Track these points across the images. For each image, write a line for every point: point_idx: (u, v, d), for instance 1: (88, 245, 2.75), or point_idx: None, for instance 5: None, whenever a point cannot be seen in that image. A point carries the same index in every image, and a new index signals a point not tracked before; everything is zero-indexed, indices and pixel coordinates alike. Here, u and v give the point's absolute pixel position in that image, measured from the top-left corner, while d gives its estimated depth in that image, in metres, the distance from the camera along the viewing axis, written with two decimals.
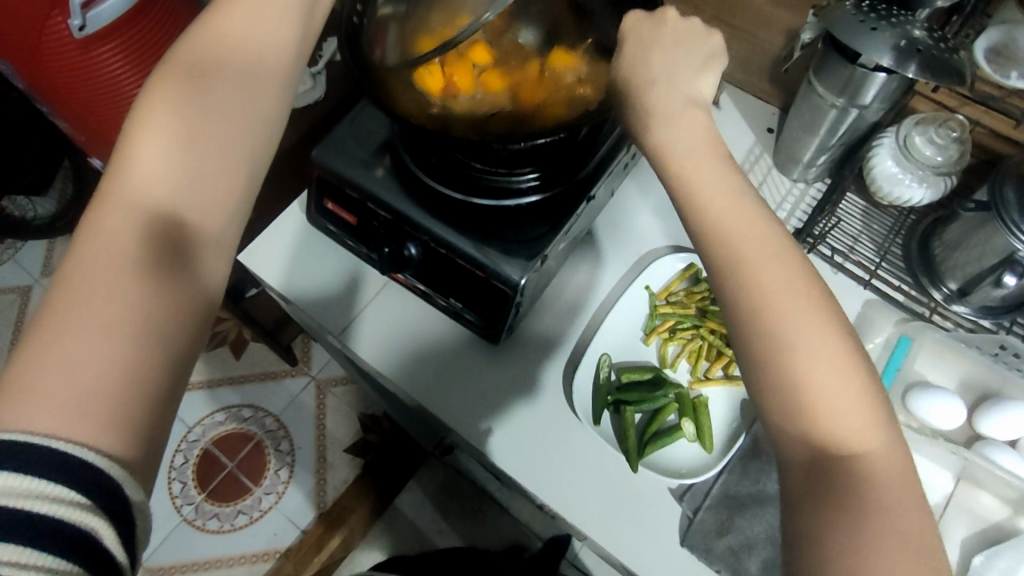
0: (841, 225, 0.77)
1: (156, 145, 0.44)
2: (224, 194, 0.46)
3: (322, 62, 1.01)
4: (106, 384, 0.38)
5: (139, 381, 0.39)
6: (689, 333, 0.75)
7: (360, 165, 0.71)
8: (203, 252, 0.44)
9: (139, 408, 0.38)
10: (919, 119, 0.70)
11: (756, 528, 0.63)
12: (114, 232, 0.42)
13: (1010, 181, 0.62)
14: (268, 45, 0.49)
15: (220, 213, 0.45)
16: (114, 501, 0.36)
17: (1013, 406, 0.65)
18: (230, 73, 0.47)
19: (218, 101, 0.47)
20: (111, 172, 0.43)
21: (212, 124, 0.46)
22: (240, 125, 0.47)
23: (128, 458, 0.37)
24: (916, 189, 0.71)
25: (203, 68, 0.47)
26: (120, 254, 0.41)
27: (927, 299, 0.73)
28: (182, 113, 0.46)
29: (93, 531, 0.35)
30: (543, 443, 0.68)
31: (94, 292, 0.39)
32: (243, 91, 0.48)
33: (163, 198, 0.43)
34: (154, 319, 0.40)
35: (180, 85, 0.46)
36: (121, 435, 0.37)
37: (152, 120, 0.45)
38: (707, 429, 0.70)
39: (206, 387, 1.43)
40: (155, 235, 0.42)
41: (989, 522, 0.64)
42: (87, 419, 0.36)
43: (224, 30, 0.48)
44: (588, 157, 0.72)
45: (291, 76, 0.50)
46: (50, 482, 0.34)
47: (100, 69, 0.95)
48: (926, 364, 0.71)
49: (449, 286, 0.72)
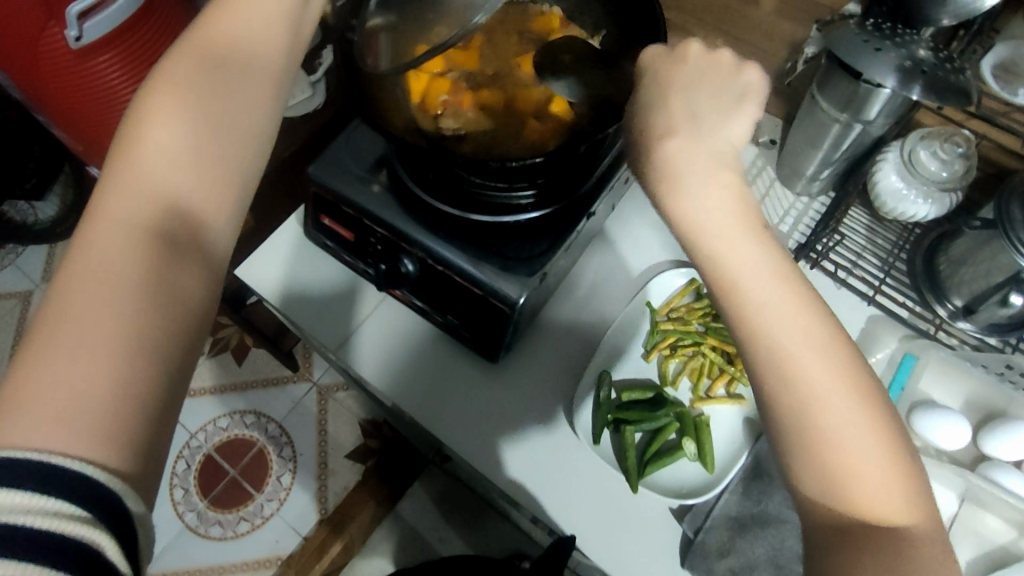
0: (845, 241, 0.77)
1: (153, 158, 0.44)
2: (216, 205, 0.46)
3: (320, 70, 1.00)
4: (102, 401, 0.37)
5: (137, 393, 0.38)
6: (690, 350, 0.74)
7: (357, 181, 0.71)
8: (197, 264, 0.44)
9: (137, 421, 0.38)
10: (926, 133, 0.70)
11: (758, 549, 0.63)
12: (109, 247, 0.41)
13: (1017, 199, 0.61)
14: (259, 54, 0.50)
15: (210, 224, 0.45)
16: (115, 514, 0.36)
17: (1017, 428, 0.64)
18: (220, 88, 0.47)
19: (212, 114, 0.47)
20: (109, 187, 0.43)
21: (204, 138, 0.46)
22: (231, 138, 0.47)
23: (128, 472, 0.37)
24: (922, 205, 0.71)
25: (197, 80, 0.47)
26: (117, 269, 0.40)
27: (932, 315, 0.73)
28: (181, 125, 0.45)
29: (94, 543, 0.35)
30: (550, 460, 0.68)
31: (86, 308, 0.39)
32: (236, 104, 0.48)
33: (158, 212, 0.43)
34: (150, 329, 0.40)
35: (172, 97, 0.46)
36: (121, 450, 0.37)
37: (144, 133, 0.44)
38: (709, 448, 0.68)
39: (216, 392, 1.43)
40: (152, 250, 0.42)
41: (993, 544, 0.64)
42: (84, 436, 0.36)
43: (213, 46, 0.48)
44: (590, 171, 0.72)
45: (282, 86, 0.51)
46: (47, 497, 0.34)
47: (97, 78, 0.95)
48: (932, 384, 0.70)
49: (447, 303, 0.71)
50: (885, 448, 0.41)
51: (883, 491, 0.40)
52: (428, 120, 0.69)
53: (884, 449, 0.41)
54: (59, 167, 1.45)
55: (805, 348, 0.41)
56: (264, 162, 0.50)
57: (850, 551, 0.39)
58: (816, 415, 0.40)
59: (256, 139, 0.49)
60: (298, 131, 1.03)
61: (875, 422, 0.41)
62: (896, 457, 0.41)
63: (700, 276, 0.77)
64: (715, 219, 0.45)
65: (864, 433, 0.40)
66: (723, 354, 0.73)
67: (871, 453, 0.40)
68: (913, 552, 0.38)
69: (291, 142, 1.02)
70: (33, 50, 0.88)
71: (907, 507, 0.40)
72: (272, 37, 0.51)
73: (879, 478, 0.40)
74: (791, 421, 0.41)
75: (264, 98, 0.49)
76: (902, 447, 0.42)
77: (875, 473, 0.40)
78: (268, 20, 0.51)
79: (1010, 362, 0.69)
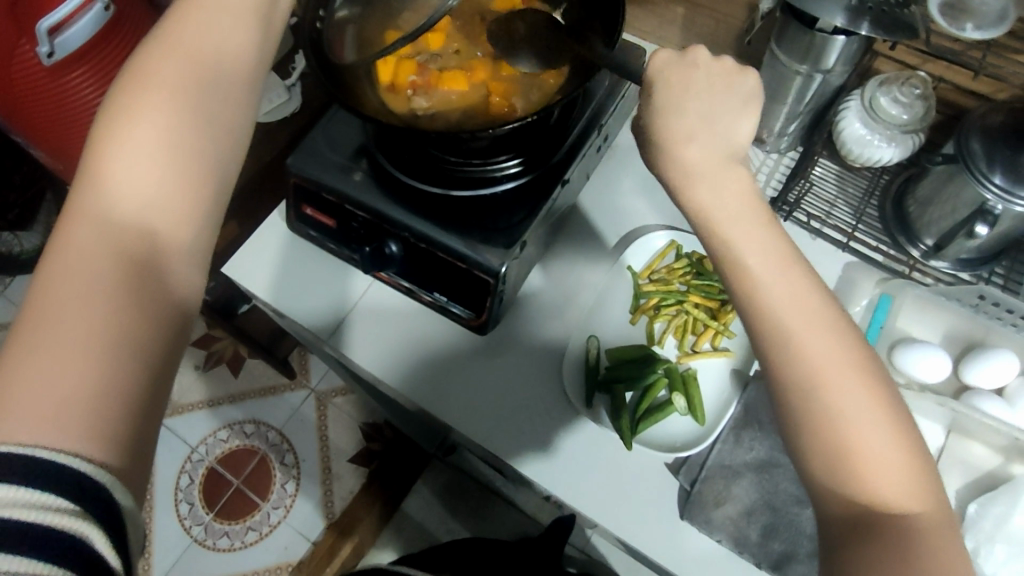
0: (816, 191, 0.78)
1: (125, 156, 0.43)
2: (193, 200, 0.45)
3: (296, 74, 1.03)
4: (85, 397, 0.37)
5: (120, 389, 0.38)
6: (673, 309, 0.75)
7: (338, 170, 0.72)
8: (173, 264, 0.43)
9: (122, 416, 0.37)
10: (885, 78, 0.71)
11: (752, 493, 0.65)
12: (86, 246, 0.40)
13: (975, 134, 0.63)
14: (229, 51, 0.49)
15: (187, 222, 0.44)
16: (103, 507, 0.35)
17: (993, 355, 0.67)
18: (191, 84, 0.47)
19: (182, 109, 0.46)
20: (81, 188, 0.42)
21: (178, 136, 0.45)
22: (204, 134, 0.46)
23: (116, 466, 0.36)
24: (886, 149, 0.73)
25: (166, 76, 0.46)
26: (95, 266, 0.40)
27: (905, 257, 0.74)
28: (156, 120, 0.45)
29: (83, 537, 0.34)
30: (546, 427, 0.70)
31: (67, 305, 0.38)
32: (212, 99, 0.47)
33: (133, 209, 0.42)
34: (131, 328, 0.39)
35: (143, 97, 0.45)
36: (107, 443, 0.36)
37: (115, 133, 0.44)
38: (698, 402, 0.70)
39: (208, 406, 1.43)
40: (131, 249, 0.41)
41: (982, 471, 0.65)
42: (71, 431, 0.35)
43: (180, 46, 0.48)
44: (561, 140, 0.73)
45: (255, 78, 0.51)
46: (38, 490, 0.33)
47: (72, 93, 0.96)
48: (910, 321, 0.72)
49: (434, 280, 0.72)
50: (860, 371, 0.42)
51: (874, 435, 0.40)
52: (393, 105, 0.70)
53: (872, 392, 0.41)
54: (41, 196, 1.45)
55: (762, 284, 0.43)
56: (239, 157, 0.49)
57: (831, 467, 0.40)
58: (789, 343, 0.42)
59: (231, 135, 0.48)
60: (277, 135, 1.05)
61: (859, 362, 0.42)
62: (877, 385, 0.42)
63: (680, 238, 0.78)
64: (695, 181, 0.47)
65: (843, 364, 0.41)
66: (706, 310, 0.75)
67: (846, 373, 0.41)
68: (884, 464, 0.40)
69: (271, 147, 1.04)
70: (6, 67, 0.89)
71: (892, 430, 0.40)
72: (236, 35, 0.50)
73: (870, 419, 0.40)
74: (773, 356, 0.42)
75: (233, 93, 0.49)
76: (881, 368, 0.43)
77: (864, 420, 0.40)
78: (234, 19, 0.50)
79: (984, 292, 0.69)
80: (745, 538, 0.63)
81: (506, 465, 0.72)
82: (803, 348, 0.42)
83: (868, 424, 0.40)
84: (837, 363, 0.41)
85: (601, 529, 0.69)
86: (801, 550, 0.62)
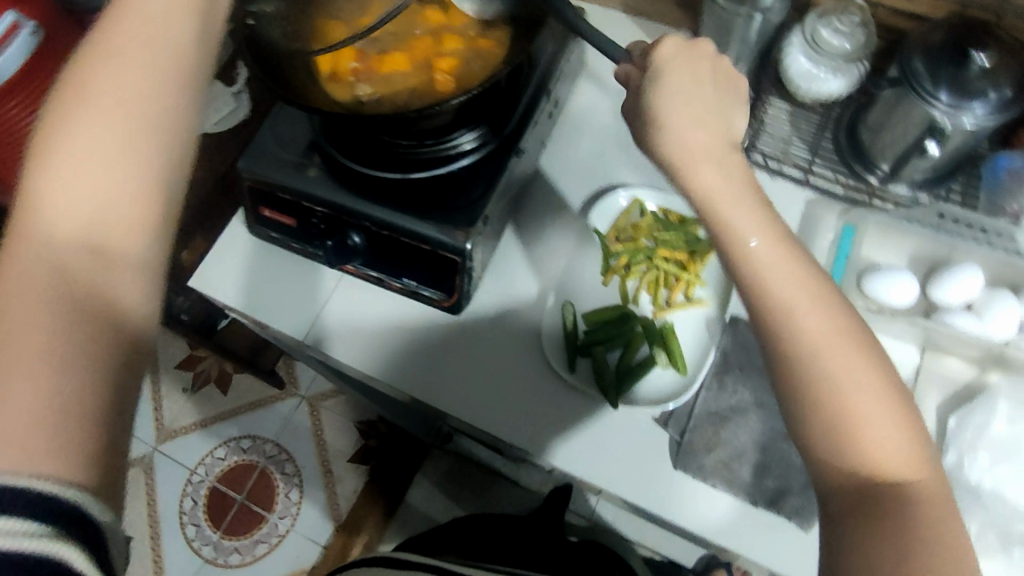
0: (770, 131, 0.78)
1: (70, 160, 0.41)
2: (148, 200, 0.42)
3: (240, 79, 1.05)
4: (48, 421, 0.35)
5: (82, 409, 0.36)
6: (644, 266, 0.74)
7: (293, 168, 0.71)
8: (125, 275, 0.41)
9: (89, 436, 0.36)
10: (823, 10, 0.71)
11: (741, 437, 0.66)
12: (36, 262, 0.38)
13: (917, 54, 0.64)
14: (175, 34, 0.46)
15: (142, 224, 0.42)
16: (79, 525, 0.33)
17: (959, 272, 0.68)
18: (137, 75, 0.43)
19: (128, 103, 0.43)
20: (28, 198, 0.40)
21: (126, 140, 0.42)
22: (154, 129, 0.43)
23: (91, 486, 0.35)
24: (832, 80, 0.73)
25: (108, 69, 0.43)
26: (48, 281, 0.38)
27: (864, 185, 0.75)
28: (100, 119, 0.42)
29: (62, 558, 0.32)
30: (535, 399, 0.70)
31: (21, 324, 0.36)
32: (160, 88, 0.44)
33: (82, 217, 0.40)
34: (90, 344, 0.37)
35: (86, 96, 0.42)
36: (77, 463, 0.35)
37: (58, 137, 0.41)
38: (678, 353, 0.69)
39: (200, 427, 1.42)
40: (84, 260, 0.39)
41: (959, 384, 0.67)
42: (35, 457, 0.34)
43: (126, 42, 0.44)
44: (512, 109, 0.73)
45: (207, 61, 0.47)
46: (14, 517, 0.31)
47: (12, 125, 0.94)
48: (873, 248, 0.73)
49: (401, 266, 0.72)
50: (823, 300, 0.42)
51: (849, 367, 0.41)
52: (338, 95, 0.67)
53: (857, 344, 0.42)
54: None
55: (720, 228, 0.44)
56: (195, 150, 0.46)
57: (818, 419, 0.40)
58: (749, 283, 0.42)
59: (184, 135, 0.45)
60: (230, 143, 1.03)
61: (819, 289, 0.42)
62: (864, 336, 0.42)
63: (642, 194, 0.78)
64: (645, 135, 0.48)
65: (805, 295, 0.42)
66: (676, 262, 0.74)
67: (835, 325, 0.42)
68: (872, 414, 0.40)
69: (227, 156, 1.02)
70: None
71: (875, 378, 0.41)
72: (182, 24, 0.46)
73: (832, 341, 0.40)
74: None
75: (185, 82, 0.45)
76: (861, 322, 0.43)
77: (853, 368, 0.41)
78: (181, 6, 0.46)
79: (942, 211, 0.72)
80: (738, 478, 0.65)
81: (502, 444, 0.72)
82: (783, 287, 0.43)
83: (857, 375, 0.41)
84: (824, 322, 0.42)
85: (603, 493, 0.70)
86: (794, 483, 0.64)
